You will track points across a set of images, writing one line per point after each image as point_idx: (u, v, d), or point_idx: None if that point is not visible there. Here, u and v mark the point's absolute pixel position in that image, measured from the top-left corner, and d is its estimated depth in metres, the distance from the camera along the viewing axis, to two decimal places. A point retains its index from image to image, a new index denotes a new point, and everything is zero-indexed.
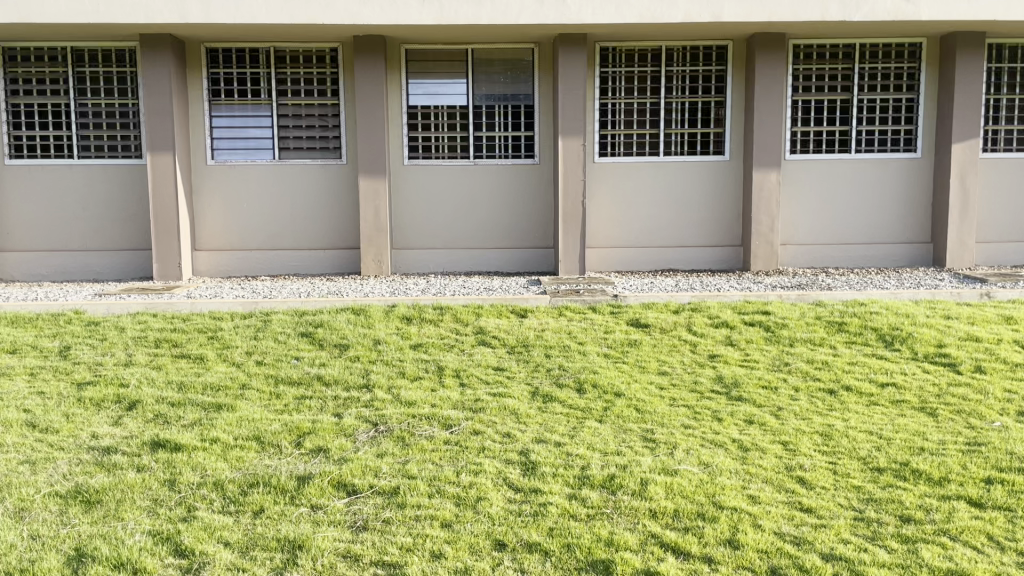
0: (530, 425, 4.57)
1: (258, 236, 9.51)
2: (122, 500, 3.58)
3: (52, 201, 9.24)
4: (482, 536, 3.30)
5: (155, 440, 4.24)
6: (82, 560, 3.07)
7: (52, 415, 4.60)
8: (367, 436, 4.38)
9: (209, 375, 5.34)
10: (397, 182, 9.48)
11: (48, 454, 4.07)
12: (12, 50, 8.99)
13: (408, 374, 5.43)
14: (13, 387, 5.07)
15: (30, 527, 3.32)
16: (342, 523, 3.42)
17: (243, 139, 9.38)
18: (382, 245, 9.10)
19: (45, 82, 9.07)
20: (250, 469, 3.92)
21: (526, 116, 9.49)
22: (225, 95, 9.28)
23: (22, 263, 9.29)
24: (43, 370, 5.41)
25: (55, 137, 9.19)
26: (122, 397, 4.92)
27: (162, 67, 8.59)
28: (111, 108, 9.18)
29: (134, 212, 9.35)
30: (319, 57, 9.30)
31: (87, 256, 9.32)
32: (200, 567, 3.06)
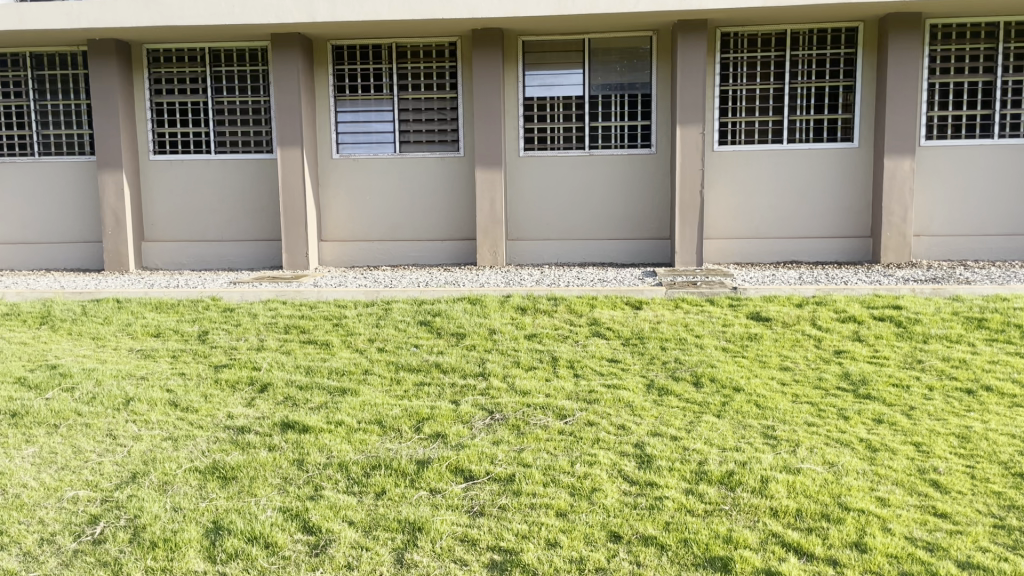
0: (646, 417, 4.53)
1: (379, 227, 9.81)
2: (256, 477, 3.79)
3: (191, 194, 9.82)
4: (598, 527, 3.30)
5: (285, 421, 4.46)
6: (219, 533, 3.26)
7: (192, 395, 4.91)
8: (483, 423, 4.46)
9: (334, 361, 5.56)
10: (513, 173, 9.55)
11: (189, 432, 4.35)
12: (156, 52, 9.60)
13: (523, 363, 5.49)
14: (157, 368, 5.44)
15: (173, 499, 3.54)
16: (459, 507, 3.49)
17: (366, 133, 9.69)
18: (498, 236, 9.21)
19: (186, 82, 9.65)
20: (373, 452, 4.06)
21: (643, 105, 9.37)
22: (349, 90, 9.59)
23: (163, 252, 9.91)
24: (183, 353, 5.77)
25: (195, 134, 9.76)
26: (255, 379, 5.20)
27: (291, 64, 8.96)
28: (245, 105, 9.66)
29: (265, 205, 9.82)
30: (438, 51, 9.48)
31: (222, 246, 9.86)
32: (326, 544, 3.20)
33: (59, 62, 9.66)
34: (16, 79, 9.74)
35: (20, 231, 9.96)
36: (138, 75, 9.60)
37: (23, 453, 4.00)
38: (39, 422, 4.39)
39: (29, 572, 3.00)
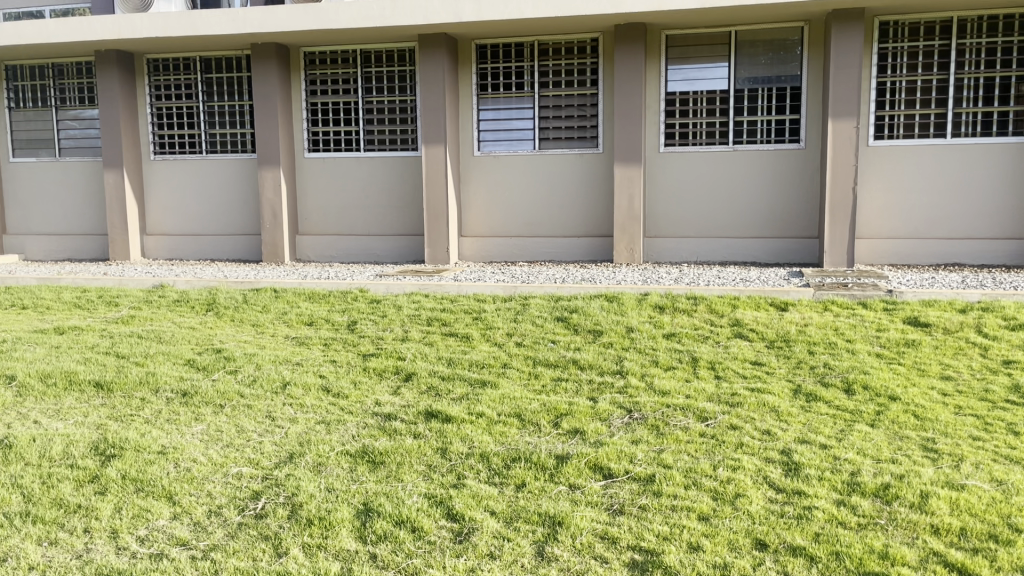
0: (793, 424, 4.37)
1: (518, 223, 9.93)
2: (402, 463, 3.92)
3: (341, 189, 10.27)
4: (742, 534, 3.21)
5: (429, 410, 4.60)
6: (370, 514, 3.38)
7: (342, 381, 5.15)
8: (622, 421, 4.44)
9: (474, 354, 5.68)
10: (653, 169, 9.43)
11: (340, 416, 4.56)
12: (312, 54, 10.10)
13: (662, 363, 5.42)
14: (311, 355, 5.74)
15: (327, 480, 3.71)
16: (599, 505, 3.48)
17: (507, 131, 9.81)
18: (636, 233, 9.10)
19: (338, 83, 10.10)
20: (513, 444, 4.12)
21: (792, 99, 9.02)
22: (491, 88, 9.75)
23: (314, 245, 10.43)
24: (333, 341, 6.06)
25: (345, 132, 10.20)
26: (400, 369, 5.39)
27: (436, 64, 9.20)
28: (393, 104, 10.01)
29: (409, 200, 10.14)
30: (580, 48, 9.47)
31: (368, 240, 10.28)
32: (469, 532, 3.27)
33: (226, 66, 10.37)
34: (188, 82, 10.48)
35: (189, 224, 10.72)
36: (296, 77, 10.11)
37: (193, 430, 4.30)
38: (207, 402, 4.72)
39: (199, 541, 3.14)
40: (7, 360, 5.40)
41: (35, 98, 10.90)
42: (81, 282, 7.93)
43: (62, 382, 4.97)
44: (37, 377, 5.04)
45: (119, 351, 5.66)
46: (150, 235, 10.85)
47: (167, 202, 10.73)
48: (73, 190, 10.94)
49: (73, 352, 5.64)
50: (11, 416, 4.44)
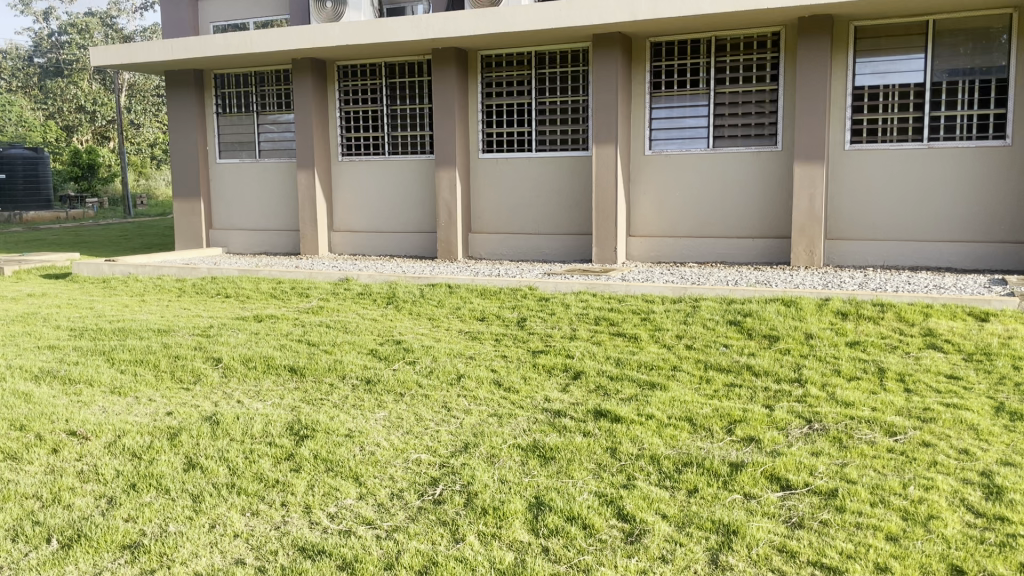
0: (994, 444, 4.02)
1: (689, 223, 9.74)
2: (572, 459, 3.93)
3: (512, 189, 10.48)
4: (937, 558, 2.98)
5: (598, 409, 4.60)
6: (541, 508, 3.41)
7: (513, 376, 5.26)
8: (801, 432, 4.25)
9: (643, 355, 5.63)
10: (836, 167, 8.96)
11: (511, 410, 4.65)
12: (489, 57, 10.37)
13: (844, 372, 5.14)
14: (483, 349, 5.90)
15: (500, 471, 3.78)
16: (777, 516, 3.35)
17: (680, 129, 9.63)
18: (816, 234, 8.67)
19: (513, 85, 10.31)
20: (684, 448, 4.05)
21: (998, 91, 8.31)
22: (665, 86, 9.61)
23: (485, 244, 10.71)
24: (504, 337, 6.20)
25: (518, 133, 10.39)
26: (569, 367, 5.43)
27: (610, 63, 9.18)
28: (566, 105, 10.10)
29: (580, 200, 10.19)
30: (760, 42, 9.15)
31: (537, 239, 10.44)
32: (641, 534, 3.21)
33: (408, 71, 10.86)
34: (373, 87, 11.06)
35: (372, 221, 11.31)
36: (473, 80, 10.41)
37: (376, 416, 4.54)
38: (388, 390, 4.97)
39: (382, 522, 3.30)
40: (215, 343, 5.93)
41: (240, 104, 11.87)
42: (276, 274, 8.54)
43: (260, 365, 5.41)
44: (239, 360, 5.51)
45: (309, 339, 6.07)
46: (336, 232, 11.54)
47: (352, 201, 11.37)
48: (271, 189, 11.84)
49: (269, 338, 6.11)
50: (218, 394, 4.87)
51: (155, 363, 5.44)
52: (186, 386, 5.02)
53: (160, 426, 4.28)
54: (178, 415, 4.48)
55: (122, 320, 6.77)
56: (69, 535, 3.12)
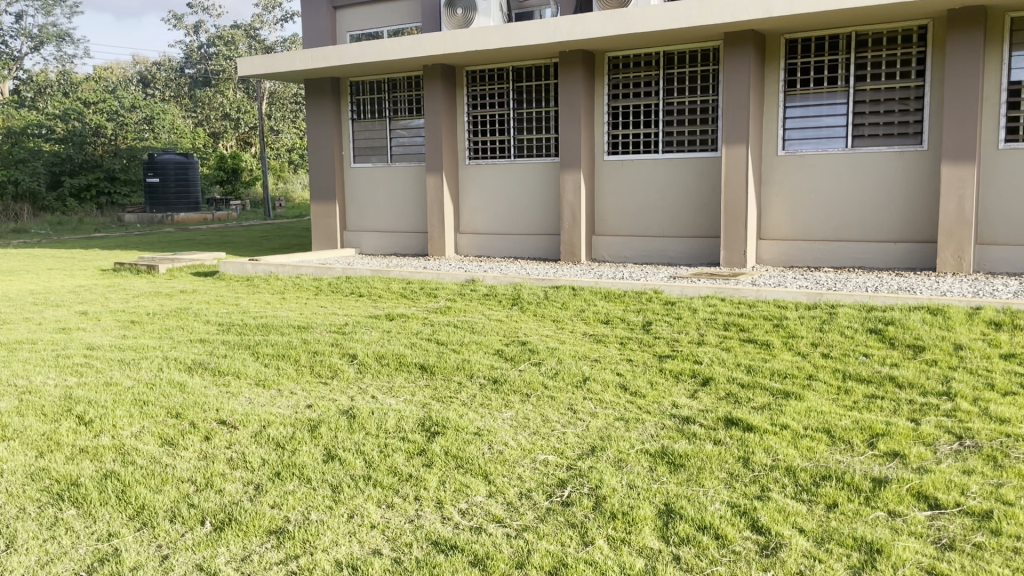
0: None
1: (824, 226, 9.36)
2: (703, 467, 3.84)
3: (638, 191, 10.38)
4: None
5: (729, 418, 4.49)
6: (671, 515, 3.34)
7: (640, 381, 5.19)
8: (950, 449, 4.01)
9: (776, 363, 5.45)
10: (989, 167, 8.39)
11: (638, 415, 4.59)
12: (616, 59, 10.32)
13: (998, 387, 4.80)
14: (608, 352, 5.87)
15: (629, 477, 3.73)
16: (924, 537, 3.17)
17: (816, 128, 9.28)
18: (965, 239, 8.16)
19: (640, 86, 10.21)
20: (822, 461, 3.89)
21: None
22: (800, 84, 9.28)
23: (610, 246, 10.66)
24: (630, 341, 6.14)
25: (645, 135, 10.29)
26: (697, 372, 5.32)
27: (742, 62, 8.94)
28: (694, 105, 9.92)
29: (708, 202, 9.98)
30: (905, 37, 8.70)
31: (662, 242, 10.30)
32: (777, 547, 3.10)
33: (535, 74, 10.95)
34: (500, 91, 11.21)
35: (497, 223, 11.46)
36: (600, 82, 10.39)
37: (504, 415, 4.60)
38: (514, 390, 5.02)
39: (512, 520, 3.33)
40: (350, 340, 6.17)
41: (373, 110, 12.29)
42: (406, 275, 8.79)
43: (393, 362, 5.58)
44: (373, 357, 5.70)
45: (439, 338, 6.21)
46: (462, 234, 11.76)
47: (478, 203, 11.56)
48: (401, 192, 12.20)
49: (401, 337, 6.30)
50: (354, 389, 5.06)
51: (295, 358, 5.71)
52: (324, 380, 5.24)
53: (300, 418, 4.50)
54: (317, 408, 4.69)
55: (264, 316, 7.13)
56: (222, 518, 3.31)
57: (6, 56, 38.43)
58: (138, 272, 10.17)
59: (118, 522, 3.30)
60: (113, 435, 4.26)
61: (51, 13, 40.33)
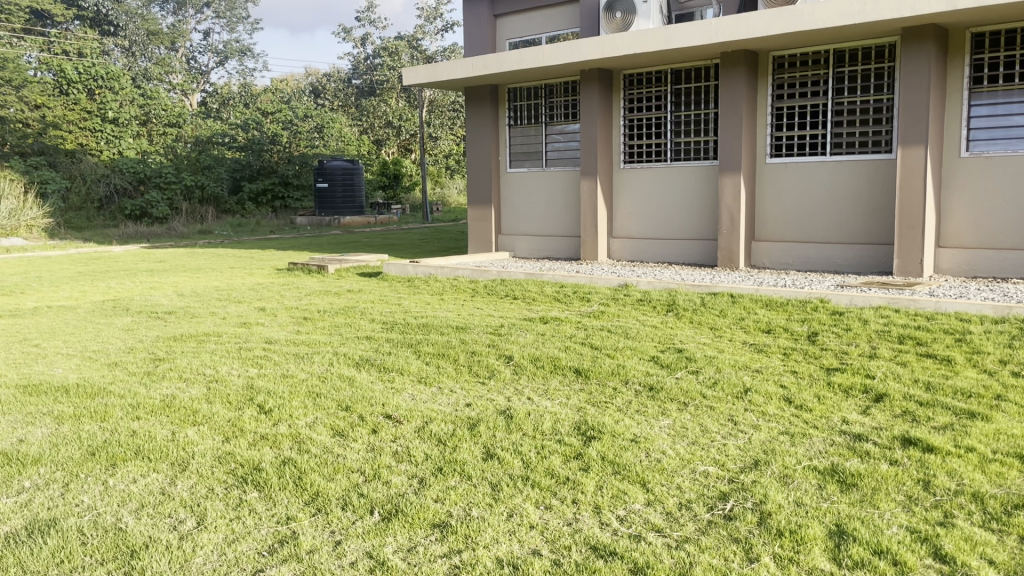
0: None
1: (1012, 234, 8.62)
2: (878, 488, 3.62)
3: (801, 195, 9.96)
4: None
5: (907, 437, 4.20)
6: (843, 537, 3.17)
7: (806, 394, 4.96)
8: None
9: (959, 380, 5.06)
10: None
11: (805, 429, 4.39)
12: (782, 58, 9.96)
13: None
14: (771, 363, 5.65)
15: (796, 494, 3.57)
16: None
17: (1005, 127, 8.59)
18: None
19: (807, 86, 9.81)
20: (1015, 489, 3.57)
21: None
22: (988, 81, 8.62)
23: (770, 253, 10.28)
24: (794, 351, 5.88)
25: (811, 136, 9.87)
26: (869, 388, 5.02)
27: (921, 58, 8.39)
28: (867, 104, 9.41)
29: (879, 206, 9.42)
30: None
31: (828, 248, 9.82)
32: None
33: (694, 76, 10.75)
34: (658, 94, 11.09)
35: (651, 228, 11.32)
36: (763, 82, 10.06)
37: (661, 423, 4.52)
38: (672, 398, 4.93)
39: (673, 530, 3.27)
40: (506, 342, 6.28)
41: (530, 116, 12.47)
42: (560, 279, 8.84)
43: (548, 365, 5.63)
44: (529, 359, 5.78)
45: (593, 342, 6.21)
46: (616, 238, 11.70)
47: (632, 207, 11.47)
48: (555, 196, 12.29)
49: (555, 340, 6.34)
50: (510, 390, 5.14)
51: (454, 357, 5.87)
52: (482, 380, 5.36)
53: (460, 416, 4.62)
54: (475, 407, 4.80)
55: (425, 316, 7.38)
56: (389, 509, 3.45)
57: (196, 71, 41.95)
58: (309, 272, 10.79)
59: (295, 506, 3.50)
60: (290, 424, 4.54)
61: (235, 31, 43.67)
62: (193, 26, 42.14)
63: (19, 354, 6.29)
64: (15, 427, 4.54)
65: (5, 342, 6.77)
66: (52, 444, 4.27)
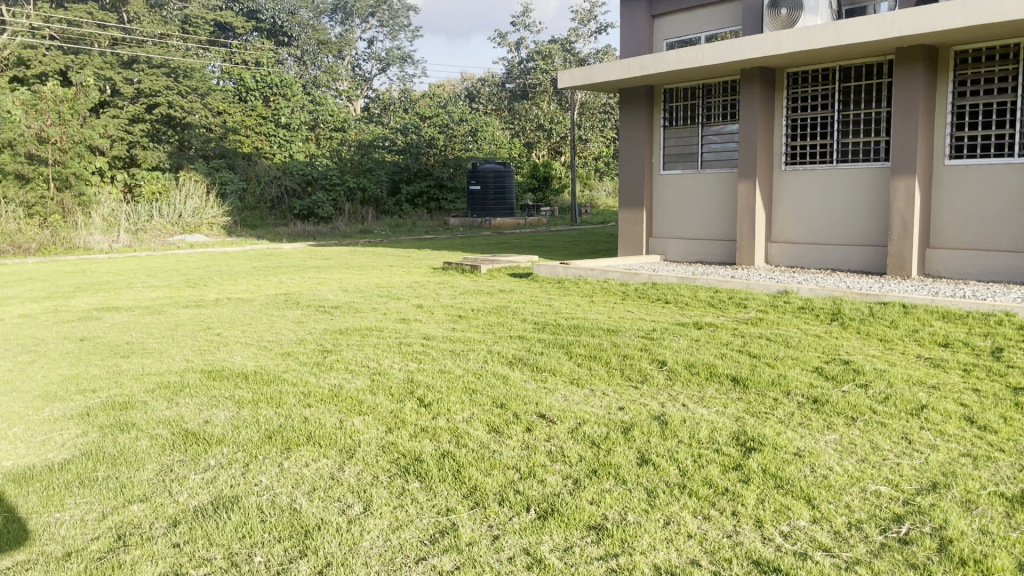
0: None
1: None
2: None
3: (984, 199, 9.24)
4: None
5: None
6: None
7: (990, 414, 4.59)
8: None
9: None
10: None
11: (989, 453, 4.06)
12: (965, 53, 9.28)
13: None
14: (949, 379, 5.26)
15: (981, 521, 3.31)
16: None
17: None
18: None
19: (993, 82, 9.11)
20: None
21: None
22: None
23: (946, 261, 9.59)
24: (975, 368, 5.46)
25: (997, 137, 9.14)
26: None
27: None
28: None
29: None
30: None
31: (1014, 258, 9.05)
32: None
33: (864, 73, 10.21)
34: (824, 92, 10.61)
35: (813, 232, 10.84)
36: (943, 78, 9.41)
37: (826, 438, 4.31)
38: (839, 412, 4.69)
39: (842, 551, 3.11)
40: (659, 346, 6.19)
41: (686, 117, 12.26)
42: (714, 284, 8.63)
43: (704, 371, 5.50)
44: (683, 364, 5.67)
45: (751, 350, 6.02)
46: (774, 243, 11.29)
47: (793, 211, 11.03)
48: (710, 199, 12.01)
49: (710, 346, 6.19)
50: (665, 395, 5.06)
51: (607, 360, 5.85)
52: (635, 384, 5.30)
53: (614, 420, 4.59)
54: (629, 411, 4.75)
55: (576, 318, 7.40)
56: (546, 508, 3.48)
57: (360, 78, 44.08)
58: (462, 271, 11.08)
59: (455, 499, 3.60)
60: (448, 418, 4.67)
61: (397, 38, 45.53)
62: (358, 35, 44.30)
63: (204, 342, 6.83)
64: (202, 409, 4.93)
65: (193, 330, 7.37)
66: (233, 426, 4.60)
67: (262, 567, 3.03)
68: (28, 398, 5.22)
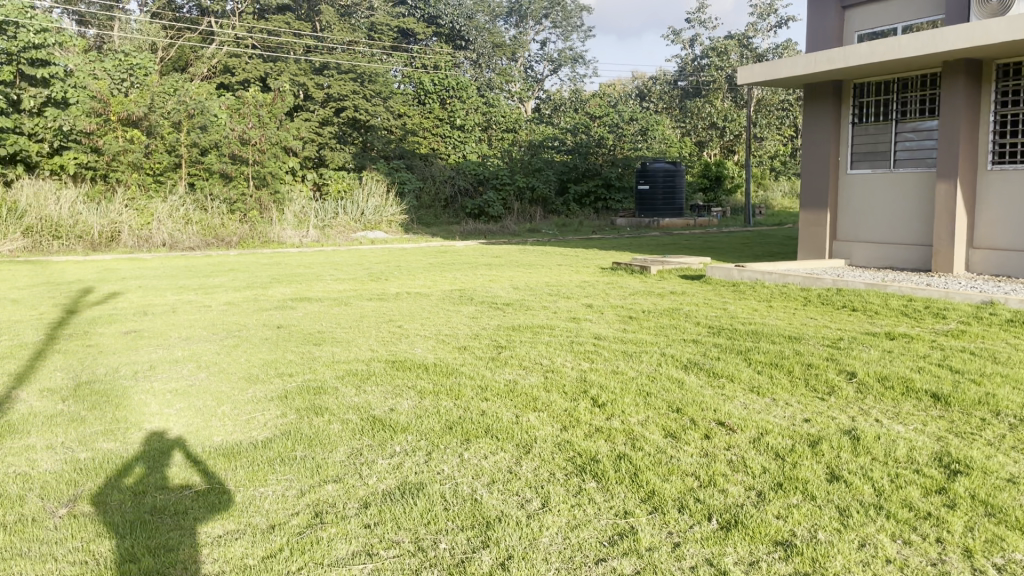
0: None
1: None
2: None
3: None
4: None
5: None
6: None
7: None
8: None
9: None
10: None
11: None
12: None
13: None
14: None
15: None
16: None
17: None
18: None
19: None
20: None
21: None
22: None
23: None
24: None
25: None
26: None
27: None
28: None
29: None
30: None
31: None
32: None
33: None
34: None
35: None
36: None
37: None
38: None
39: None
40: (846, 356, 5.85)
41: (877, 113, 11.54)
42: (907, 292, 8.07)
43: (898, 386, 5.14)
44: (875, 377, 5.33)
45: (952, 365, 5.56)
46: (975, 249, 10.40)
47: (998, 214, 10.12)
48: (903, 201, 11.23)
49: (905, 358, 5.77)
50: (855, 409, 4.77)
51: (789, 368, 5.59)
52: (821, 395, 5.03)
53: (799, 432, 4.38)
54: (815, 424, 4.52)
55: (754, 323, 7.14)
56: (728, 519, 3.37)
57: (532, 79, 44.81)
58: (632, 271, 10.99)
59: (633, 502, 3.56)
60: (623, 420, 4.63)
61: (569, 39, 45.86)
62: (531, 37, 45.04)
63: (387, 333, 7.17)
64: (386, 397, 5.17)
65: (376, 322, 7.75)
66: (416, 415, 4.79)
67: (447, 555, 3.12)
68: (234, 379, 5.68)
